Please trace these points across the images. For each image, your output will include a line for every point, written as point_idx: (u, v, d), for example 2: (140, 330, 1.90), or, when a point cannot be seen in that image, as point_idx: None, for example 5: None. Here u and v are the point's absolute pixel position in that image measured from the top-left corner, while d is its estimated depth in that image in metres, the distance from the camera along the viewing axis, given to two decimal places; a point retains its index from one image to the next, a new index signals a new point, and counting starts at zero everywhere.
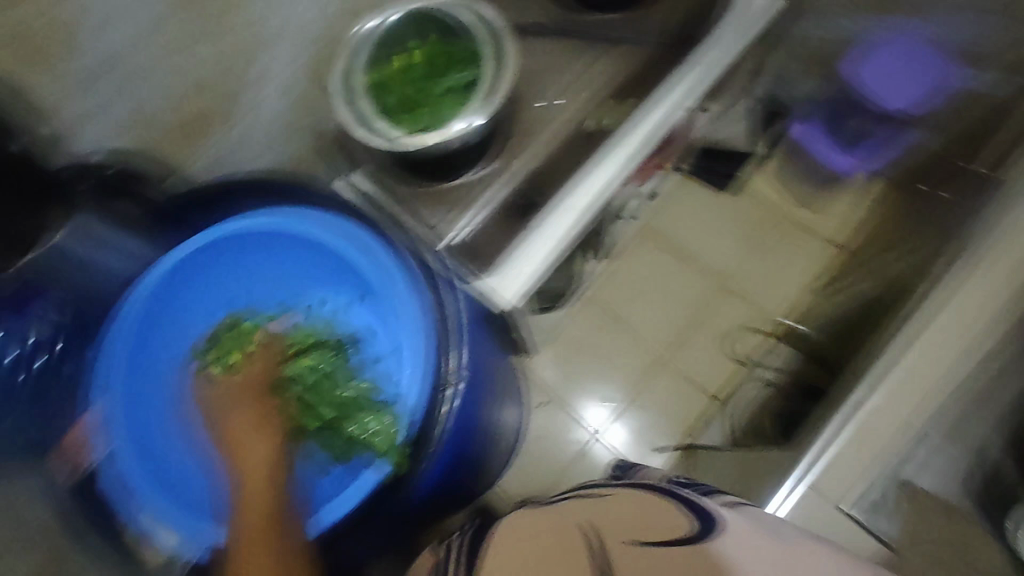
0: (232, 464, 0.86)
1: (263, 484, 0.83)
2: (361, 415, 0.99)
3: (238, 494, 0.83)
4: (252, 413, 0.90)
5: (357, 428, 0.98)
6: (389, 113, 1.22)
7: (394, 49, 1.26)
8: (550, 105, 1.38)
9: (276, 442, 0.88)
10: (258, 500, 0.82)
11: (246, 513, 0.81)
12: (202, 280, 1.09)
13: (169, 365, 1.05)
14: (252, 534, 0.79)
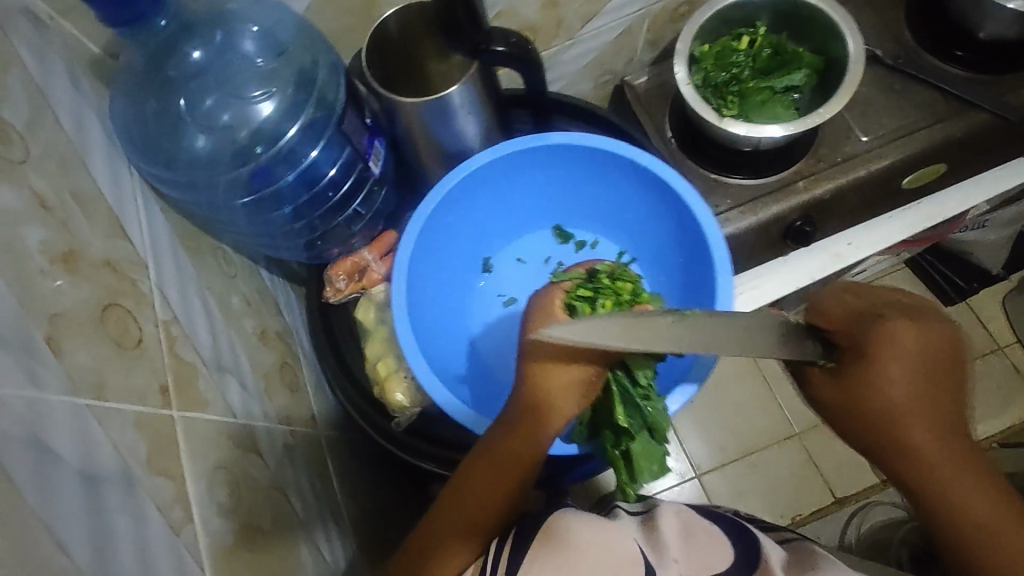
0: (535, 389, 0.63)
1: (556, 424, 0.65)
2: (639, 434, 0.73)
3: (532, 406, 0.64)
4: (552, 390, 0.63)
5: (614, 442, 0.75)
6: (700, 91, 1.02)
7: (741, 34, 1.05)
8: (854, 131, 1.07)
9: (570, 412, 0.65)
10: (478, 486, 0.65)
11: (479, 463, 0.66)
12: (498, 186, 0.84)
13: (445, 296, 0.85)
14: (462, 506, 0.65)
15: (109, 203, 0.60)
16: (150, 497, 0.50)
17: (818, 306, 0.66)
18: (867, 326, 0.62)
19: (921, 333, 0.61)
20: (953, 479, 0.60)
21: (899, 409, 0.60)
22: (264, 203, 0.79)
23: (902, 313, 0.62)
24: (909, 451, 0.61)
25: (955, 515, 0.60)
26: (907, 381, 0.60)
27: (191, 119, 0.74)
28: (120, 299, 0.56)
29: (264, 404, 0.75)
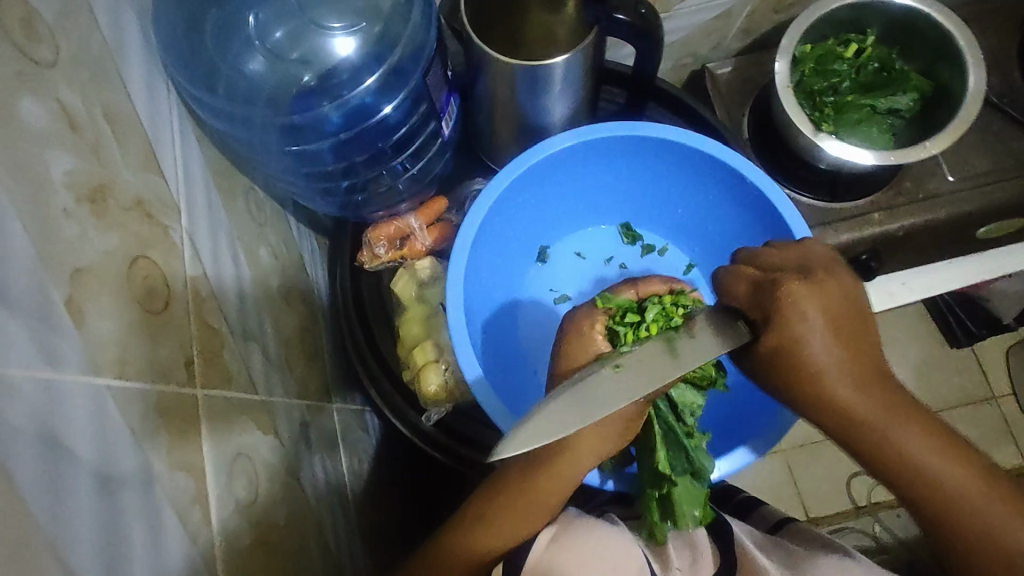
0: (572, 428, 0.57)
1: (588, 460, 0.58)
2: (681, 474, 0.61)
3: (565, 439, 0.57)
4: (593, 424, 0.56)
5: (653, 483, 0.62)
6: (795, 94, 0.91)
7: (849, 39, 0.94)
8: (940, 167, 0.98)
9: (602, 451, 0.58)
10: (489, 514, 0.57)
11: (509, 491, 0.58)
12: (584, 171, 0.76)
13: (498, 278, 0.78)
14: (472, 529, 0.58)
15: (144, 129, 0.50)
16: (168, 498, 0.42)
17: (729, 289, 0.61)
18: (766, 293, 0.58)
19: (826, 295, 0.57)
20: (910, 441, 0.55)
21: (823, 369, 0.56)
22: (312, 146, 0.70)
23: (796, 274, 0.58)
24: (853, 421, 0.56)
25: (929, 489, 0.55)
26: (820, 334, 0.56)
27: (257, 37, 0.66)
28: (150, 252, 0.47)
29: (284, 378, 0.67)
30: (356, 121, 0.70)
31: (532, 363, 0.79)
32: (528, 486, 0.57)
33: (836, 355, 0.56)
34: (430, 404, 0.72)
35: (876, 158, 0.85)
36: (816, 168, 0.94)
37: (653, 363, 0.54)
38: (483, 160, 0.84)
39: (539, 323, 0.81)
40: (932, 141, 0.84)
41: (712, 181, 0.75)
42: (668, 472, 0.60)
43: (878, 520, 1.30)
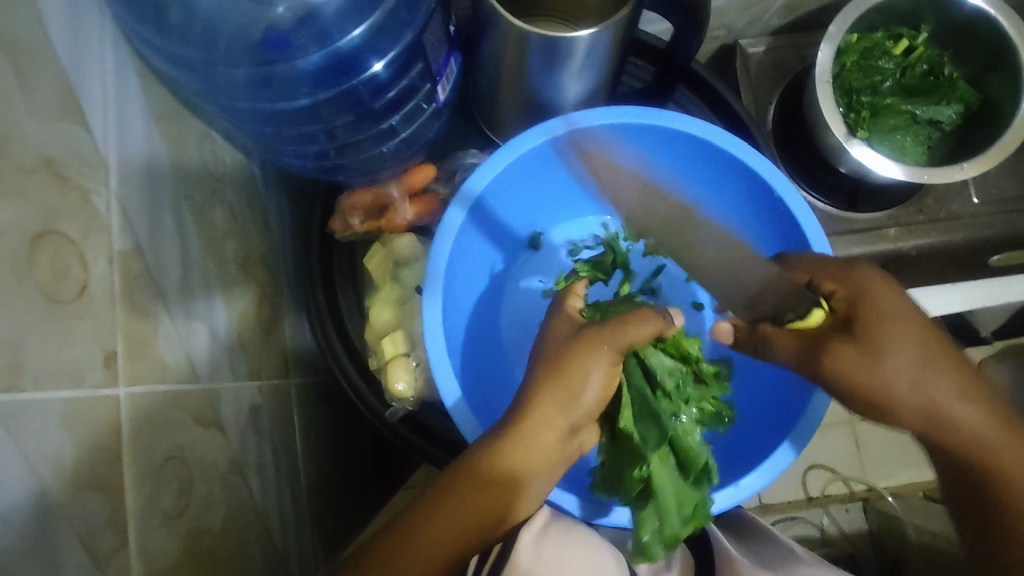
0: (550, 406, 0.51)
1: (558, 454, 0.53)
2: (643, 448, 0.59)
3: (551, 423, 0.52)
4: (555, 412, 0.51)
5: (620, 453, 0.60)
6: (833, 89, 0.80)
7: (901, 34, 0.81)
8: (967, 188, 0.88)
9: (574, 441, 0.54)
10: (477, 491, 0.51)
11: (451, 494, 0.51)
12: (588, 156, 0.69)
13: (484, 264, 0.71)
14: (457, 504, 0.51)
15: (63, 66, 0.40)
16: (70, 527, 0.36)
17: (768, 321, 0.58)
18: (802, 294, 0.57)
19: (873, 298, 0.54)
20: (987, 431, 0.52)
21: (886, 350, 0.53)
22: (287, 102, 0.59)
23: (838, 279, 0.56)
24: (921, 403, 0.53)
25: (1000, 478, 0.52)
26: (891, 328, 0.53)
27: None
28: (62, 224, 0.38)
29: (234, 358, 0.60)
30: (338, 75, 0.60)
31: (508, 358, 0.73)
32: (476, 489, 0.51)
33: (906, 354, 0.53)
34: (394, 399, 0.66)
35: (906, 172, 0.75)
36: (836, 170, 0.83)
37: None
38: (483, 129, 0.76)
39: (521, 314, 0.74)
40: (969, 162, 0.74)
41: (730, 185, 0.68)
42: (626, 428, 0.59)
43: (826, 513, 1.13)
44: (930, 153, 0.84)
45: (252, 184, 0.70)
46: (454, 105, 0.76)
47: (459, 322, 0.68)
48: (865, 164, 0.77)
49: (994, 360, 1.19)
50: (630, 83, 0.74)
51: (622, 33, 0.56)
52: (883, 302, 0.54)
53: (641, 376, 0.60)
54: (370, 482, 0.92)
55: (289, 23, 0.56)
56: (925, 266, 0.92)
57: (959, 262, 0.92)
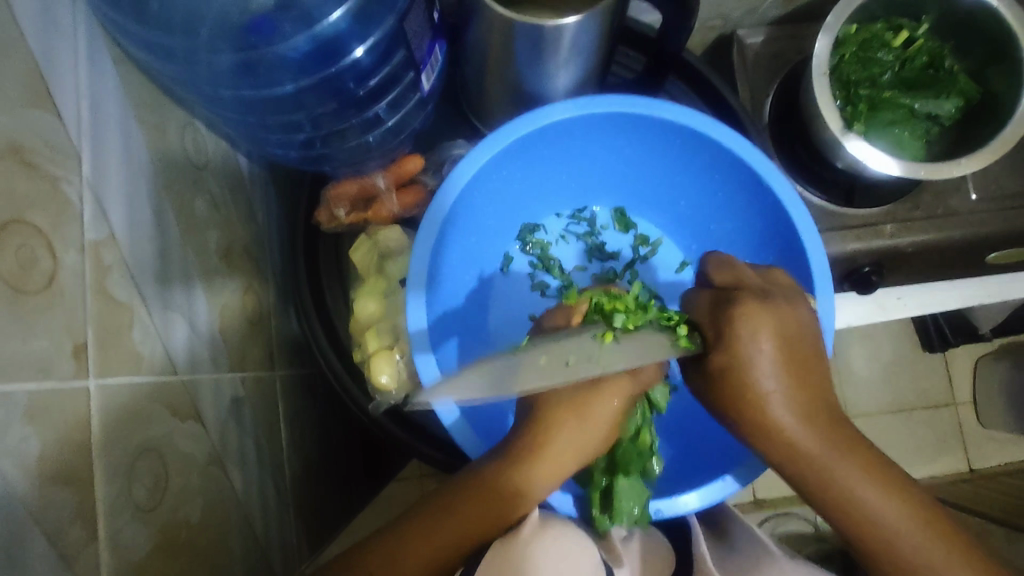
0: (547, 430, 0.56)
1: (557, 478, 0.57)
2: (635, 468, 0.61)
3: (541, 449, 0.56)
4: (544, 434, 0.56)
5: (604, 470, 0.62)
6: (829, 81, 0.78)
7: (900, 26, 0.80)
8: (965, 183, 0.86)
9: (574, 468, 0.57)
10: (466, 504, 0.54)
11: (445, 508, 0.54)
12: (576, 148, 0.68)
13: (472, 261, 0.71)
14: (446, 518, 0.54)
15: (33, 53, 0.39)
16: (31, 518, 0.35)
17: (693, 304, 0.58)
18: (722, 308, 0.54)
19: (780, 319, 0.53)
20: (856, 484, 0.52)
21: (765, 385, 0.52)
22: (271, 89, 0.58)
23: (754, 293, 0.54)
24: (795, 453, 0.52)
25: (861, 523, 0.53)
26: (766, 337, 0.52)
27: None
28: (28, 213, 0.38)
29: (215, 349, 0.60)
30: (322, 61, 0.58)
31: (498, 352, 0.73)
32: (473, 505, 0.54)
33: (781, 382, 0.52)
34: (377, 393, 0.66)
35: (902, 167, 0.73)
36: (832, 165, 0.82)
37: (648, 342, 0.55)
38: (472, 118, 0.75)
39: (511, 306, 0.74)
40: (967, 157, 0.73)
41: (721, 177, 0.67)
42: (626, 459, 0.61)
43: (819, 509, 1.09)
44: (929, 147, 0.82)
45: (236, 175, 0.70)
46: (442, 95, 0.75)
47: (447, 313, 0.68)
48: (860, 160, 0.75)
49: (993, 356, 1.17)
50: (621, 73, 0.73)
51: (612, 19, 0.55)
52: (753, 320, 0.52)
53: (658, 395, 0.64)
54: (359, 476, 0.93)
55: (272, 7, 0.54)
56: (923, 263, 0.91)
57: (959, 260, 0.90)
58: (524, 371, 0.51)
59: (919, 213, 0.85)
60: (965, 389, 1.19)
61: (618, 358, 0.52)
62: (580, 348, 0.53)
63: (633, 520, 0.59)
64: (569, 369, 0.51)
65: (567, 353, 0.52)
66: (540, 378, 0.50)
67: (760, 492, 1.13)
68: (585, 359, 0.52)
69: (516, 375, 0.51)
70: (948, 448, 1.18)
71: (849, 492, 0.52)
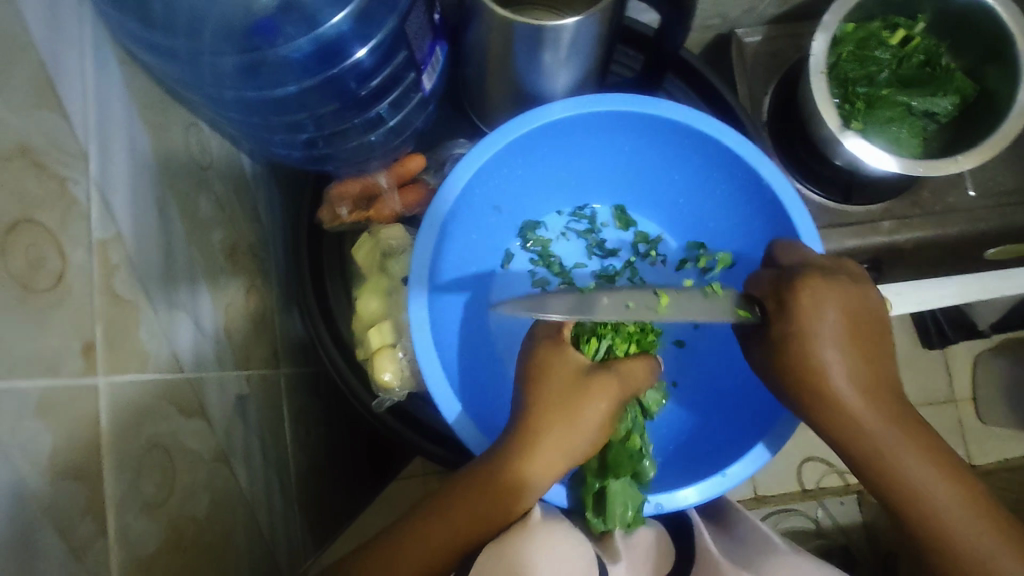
0: (535, 432, 0.56)
1: (550, 475, 0.56)
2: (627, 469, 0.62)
3: (529, 449, 0.56)
4: (530, 435, 0.56)
5: (596, 471, 0.62)
6: (826, 79, 0.79)
7: (897, 24, 0.80)
8: (963, 180, 0.86)
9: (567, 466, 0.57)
10: (457, 508, 0.55)
11: (440, 511, 0.56)
12: (575, 146, 0.69)
13: (473, 259, 0.72)
14: (436, 524, 0.55)
15: (41, 55, 0.40)
16: (44, 512, 0.36)
17: (756, 280, 0.58)
18: (784, 284, 0.56)
19: (849, 296, 0.55)
20: (912, 463, 0.53)
21: (829, 359, 0.54)
22: (274, 90, 0.59)
23: (818, 270, 0.56)
24: (853, 426, 0.54)
25: (919, 501, 0.53)
26: (835, 311, 0.54)
27: None
28: (38, 214, 0.38)
29: (220, 347, 0.60)
30: (324, 62, 0.59)
31: (499, 349, 0.73)
32: (465, 509, 0.55)
33: (845, 358, 0.54)
34: (381, 389, 0.66)
35: (900, 164, 0.73)
36: (831, 162, 0.82)
37: (704, 306, 0.56)
38: (472, 117, 0.76)
39: (512, 304, 0.75)
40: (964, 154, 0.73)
41: (719, 174, 0.68)
42: (615, 461, 0.62)
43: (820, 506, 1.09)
44: (926, 145, 0.83)
45: (239, 175, 0.70)
46: (443, 94, 0.76)
47: (448, 311, 0.68)
48: (859, 157, 0.76)
49: (993, 352, 1.18)
50: (620, 72, 0.74)
51: (611, 19, 0.56)
52: (830, 291, 0.55)
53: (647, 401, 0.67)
54: (363, 473, 0.94)
55: (274, 9, 0.54)
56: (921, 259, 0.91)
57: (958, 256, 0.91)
58: (580, 302, 0.53)
59: (918, 210, 0.86)
60: (965, 385, 1.20)
61: (681, 308, 0.54)
62: (644, 297, 0.54)
63: (626, 523, 0.60)
64: (633, 309, 0.53)
65: (634, 297, 0.54)
66: (603, 309, 0.52)
67: (762, 488, 1.14)
68: (655, 298, 0.54)
69: (590, 303, 0.53)
70: (949, 444, 1.18)
71: (906, 471, 0.53)
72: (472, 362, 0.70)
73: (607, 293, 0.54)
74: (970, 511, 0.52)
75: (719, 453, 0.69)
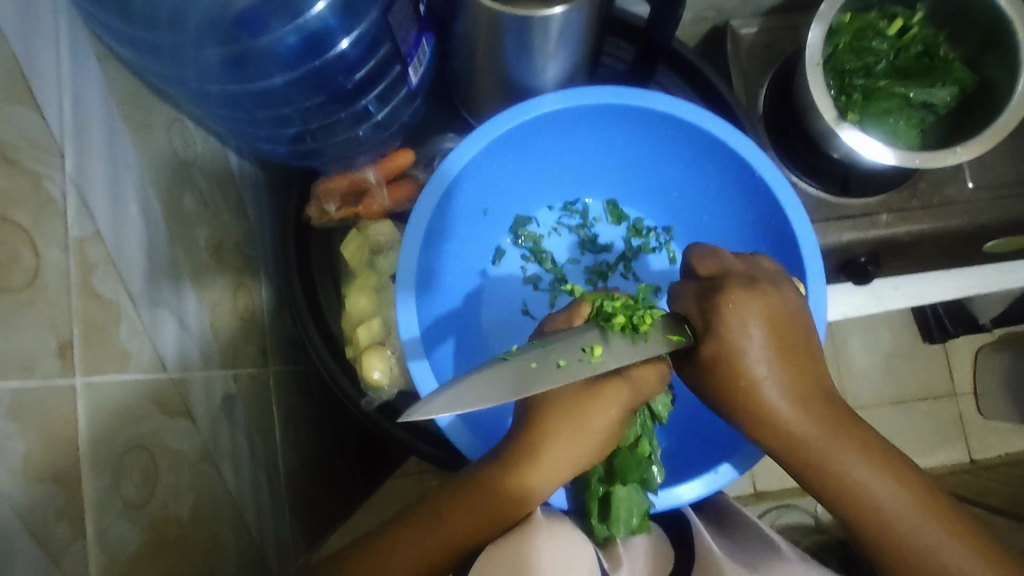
0: (542, 435, 0.56)
1: (552, 480, 0.56)
2: (632, 477, 0.61)
3: (535, 453, 0.56)
4: (535, 438, 0.56)
5: (602, 478, 0.62)
6: (823, 70, 0.77)
7: (894, 14, 0.79)
8: (962, 172, 0.85)
9: (571, 472, 0.57)
10: (459, 509, 0.54)
11: (437, 513, 0.54)
12: (566, 140, 0.68)
13: (464, 256, 0.71)
14: (435, 525, 0.54)
15: (13, 48, 0.39)
16: (17, 516, 0.35)
17: (677, 297, 0.58)
18: (708, 298, 0.55)
19: (765, 306, 0.54)
20: (854, 469, 0.51)
21: (755, 373, 0.53)
22: (259, 82, 0.58)
23: (739, 279, 0.56)
24: (791, 436, 0.52)
25: (865, 511, 0.51)
26: (760, 328, 0.53)
27: None
28: (9, 211, 0.37)
29: (206, 346, 0.59)
30: (308, 55, 0.58)
31: (492, 347, 0.72)
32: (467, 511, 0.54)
33: (770, 364, 0.53)
34: (370, 388, 0.66)
35: (896, 156, 0.72)
36: (827, 155, 0.81)
37: (643, 343, 0.53)
38: (463, 111, 0.75)
39: (505, 303, 0.74)
40: (963, 145, 0.72)
41: (712, 167, 0.67)
42: (622, 468, 0.61)
43: (819, 501, 1.08)
44: (924, 137, 0.81)
45: (226, 172, 0.70)
46: (433, 89, 0.75)
47: (437, 310, 0.67)
48: (856, 149, 0.75)
49: (993, 347, 1.17)
50: (611, 65, 0.73)
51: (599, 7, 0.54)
52: (740, 312, 0.54)
53: (659, 403, 0.63)
54: (357, 472, 0.93)
55: (257, 1, 0.53)
56: (920, 254, 0.90)
57: (957, 250, 0.90)
58: (523, 378, 0.45)
59: (917, 202, 0.85)
60: (965, 381, 1.19)
61: (618, 356, 0.50)
62: (585, 343, 0.50)
63: (631, 530, 0.59)
64: (566, 371, 0.47)
65: (566, 352, 0.49)
66: (536, 378, 0.46)
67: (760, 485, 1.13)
68: (552, 368, 0.47)
69: (525, 379, 0.46)
70: (948, 440, 1.17)
71: (845, 477, 0.52)
72: (463, 361, 0.69)
73: (518, 372, 0.46)
74: (909, 503, 0.51)
75: (717, 449, 0.68)
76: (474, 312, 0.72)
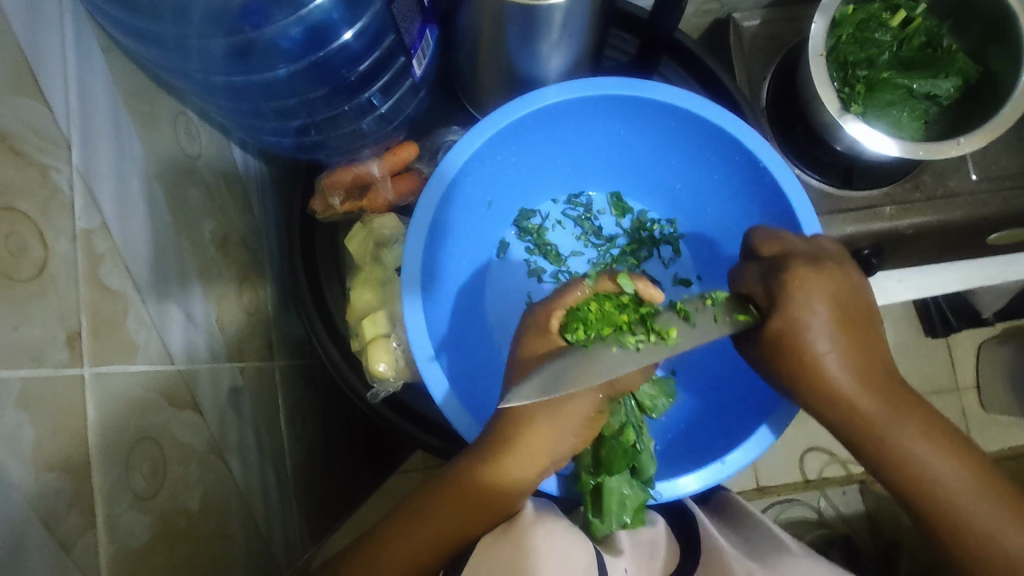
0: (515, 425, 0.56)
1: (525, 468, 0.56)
2: (620, 466, 0.60)
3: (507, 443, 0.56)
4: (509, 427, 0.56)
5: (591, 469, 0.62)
6: (826, 61, 0.77)
7: (897, 5, 0.79)
8: (965, 164, 0.85)
9: (546, 458, 0.57)
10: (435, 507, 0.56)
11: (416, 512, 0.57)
12: (569, 132, 0.68)
13: (468, 249, 0.71)
14: (414, 524, 0.56)
15: (18, 40, 0.39)
16: (28, 506, 0.36)
17: (739, 278, 0.58)
18: (773, 276, 0.55)
19: (825, 298, 0.53)
20: (919, 448, 0.52)
21: (824, 354, 0.53)
22: (263, 74, 0.58)
23: (806, 259, 0.55)
24: (852, 411, 0.53)
25: (924, 487, 0.53)
26: (825, 316, 0.53)
27: None
28: (17, 202, 0.37)
29: (213, 340, 0.60)
30: (312, 46, 0.58)
31: (496, 340, 0.73)
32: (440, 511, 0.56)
33: (839, 349, 0.53)
34: (376, 380, 0.66)
35: (900, 148, 0.72)
36: (831, 147, 0.81)
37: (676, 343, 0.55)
38: (466, 104, 0.75)
39: (509, 297, 0.74)
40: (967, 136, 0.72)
41: (715, 159, 0.67)
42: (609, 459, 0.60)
43: (823, 496, 1.08)
44: (927, 128, 0.81)
45: (231, 166, 0.70)
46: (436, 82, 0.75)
47: (443, 305, 0.68)
48: (860, 141, 0.75)
49: (997, 340, 1.16)
50: (613, 57, 0.73)
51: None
52: (817, 286, 0.53)
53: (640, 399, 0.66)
54: (361, 466, 0.93)
55: None
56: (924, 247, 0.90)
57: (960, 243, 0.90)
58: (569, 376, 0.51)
59: (920, 194, 0.85)
60: (968, 374, 1.19)
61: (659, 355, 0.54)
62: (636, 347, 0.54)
63: (620, 524, 0.59)
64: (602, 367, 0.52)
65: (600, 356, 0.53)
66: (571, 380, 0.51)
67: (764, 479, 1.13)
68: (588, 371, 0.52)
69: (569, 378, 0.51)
70: None
71: (906, 451, 0.53)
72: (467, 354, 0.69)
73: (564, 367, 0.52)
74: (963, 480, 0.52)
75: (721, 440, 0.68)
76: (476, 306, 0.72)
